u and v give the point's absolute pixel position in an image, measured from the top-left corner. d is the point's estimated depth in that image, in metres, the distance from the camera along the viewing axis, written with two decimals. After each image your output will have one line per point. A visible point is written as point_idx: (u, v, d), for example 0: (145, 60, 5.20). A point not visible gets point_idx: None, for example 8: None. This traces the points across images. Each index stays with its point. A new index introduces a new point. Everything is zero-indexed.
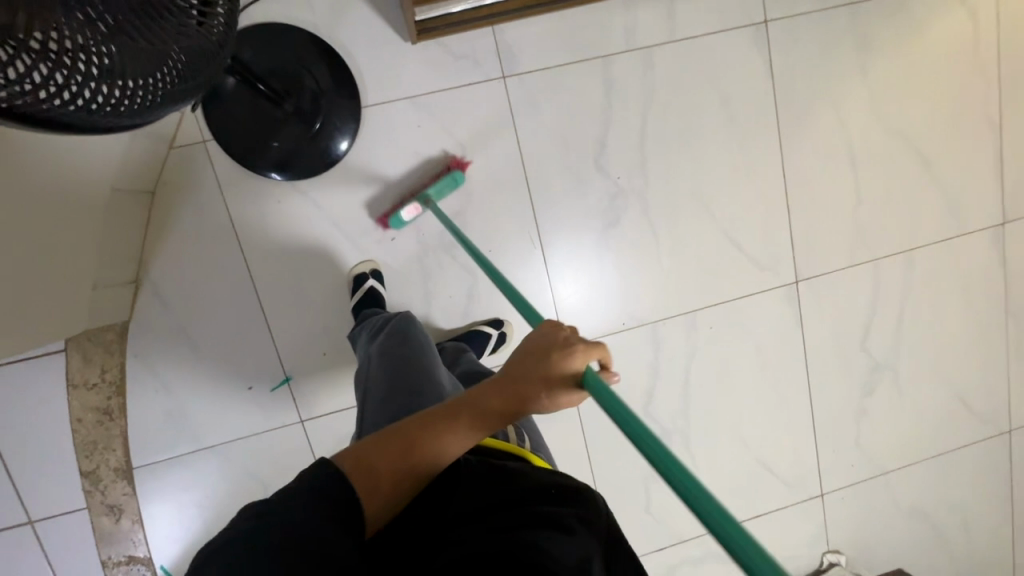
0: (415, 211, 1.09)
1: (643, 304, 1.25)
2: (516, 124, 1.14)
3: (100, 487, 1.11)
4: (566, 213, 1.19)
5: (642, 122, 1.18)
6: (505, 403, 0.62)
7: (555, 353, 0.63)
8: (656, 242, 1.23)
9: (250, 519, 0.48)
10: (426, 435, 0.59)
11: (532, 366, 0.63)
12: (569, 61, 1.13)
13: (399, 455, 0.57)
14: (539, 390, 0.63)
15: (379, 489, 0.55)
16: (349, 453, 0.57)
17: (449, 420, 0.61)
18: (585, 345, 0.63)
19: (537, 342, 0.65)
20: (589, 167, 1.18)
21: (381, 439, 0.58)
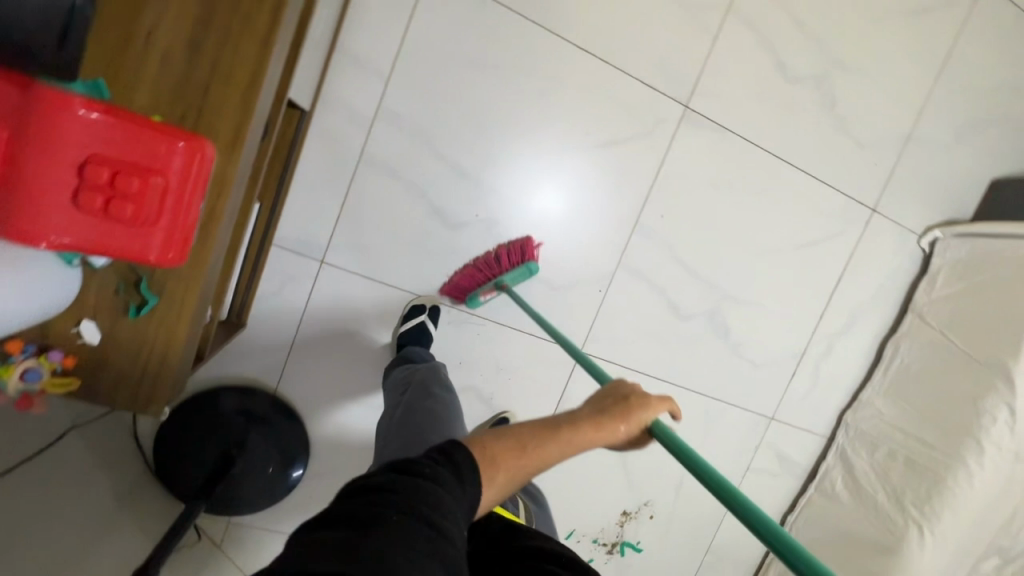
0: (491, 296, 1.15)
1: (596, 263, 1.21)
2: (371, 276, 1.11)
3: None
4: (474, 280, 1.15)
5: (443, 159, 1.09)
6: (595, 429, 0.71)
7: (639, 402, 0.75)
8: (542, 200, 1.16)
9: (385, 502, 0.51)
10: (535, 443, 0.68)
11: (615, 410, 0.74)
12: (345, 193, 1.05)
13: (513, 458, 0.65)
14: (615, 430, 0.73)
15: (496, 480, 0.63)
16: (481, 449, 0.65)
17: (547, 438, 0.69)
18: (658, 398, 0.78)
19: (617, 391, 0.77)
20: (452, 234, 1.13)
21: (501, 441, 0.66)
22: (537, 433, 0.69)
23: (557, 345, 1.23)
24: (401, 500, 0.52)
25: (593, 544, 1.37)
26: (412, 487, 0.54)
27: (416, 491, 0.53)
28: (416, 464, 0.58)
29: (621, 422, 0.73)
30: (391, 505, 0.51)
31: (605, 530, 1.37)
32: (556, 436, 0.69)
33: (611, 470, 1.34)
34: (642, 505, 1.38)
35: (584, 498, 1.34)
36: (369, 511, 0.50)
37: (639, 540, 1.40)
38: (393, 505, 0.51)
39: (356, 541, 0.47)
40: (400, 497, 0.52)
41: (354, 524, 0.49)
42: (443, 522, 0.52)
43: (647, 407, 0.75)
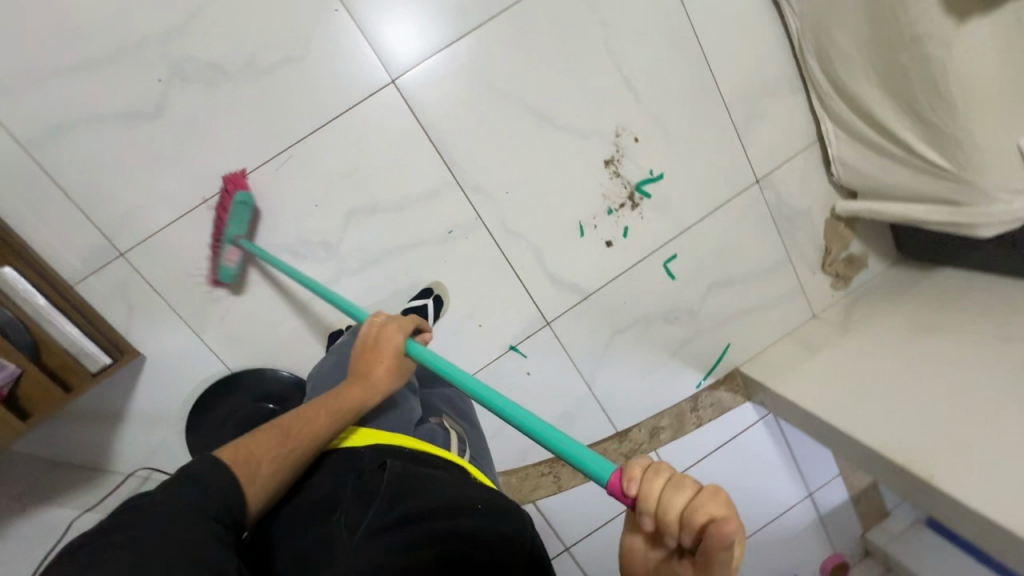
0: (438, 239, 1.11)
1: (334, 7, 0.97)
2: (166, 222, 1.00)
3: (632, 445, 1.34)
4: (235, 131, 0.98)
5: (74, 70, 0.91)
6: (359, 384, 0.73)
7: (382, 335, 0.76)
8: (411, 26, 1.01)
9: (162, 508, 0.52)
10: (287, 427, 0.67)
11: (366, 359, 0.76)
12: (60, 187, 0.95)
13: (274, 446, 0.64)
14: (382, 374, 0.74)
15: (258, 471, 0.62)
16: (227, 455, 0.62)
17: (300, 423, 0.67)
18: (395, 323, 0.77)
19: (367, 340, 0.77)
20: (168, 119, 0.96)
21: (255, 433, 0.65)
22: (295, 421, 0.67)
23: (366, 98, 1.02)
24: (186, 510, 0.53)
25: (612, 216, 1.18)
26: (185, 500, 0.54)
27: (180, 500, 0.54)
28: (172, 484, 0.56)
29: (378, 365, 0.75)
30: (122, 533, 0.49)
31: (609, 192, 1.17)
32: (301, 421, 0.67)
33: (552, 143, 1.12)
34: (617, 138, 1.15)
35: (558, 189, 1.14)
36: (99, 545, 0.48)
37: (650, 168, 1.18)
38: (132, 529, 0.49)
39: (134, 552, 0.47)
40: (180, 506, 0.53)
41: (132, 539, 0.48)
42: (190, 528, 0.51)
43: (394, 335, 0.76)
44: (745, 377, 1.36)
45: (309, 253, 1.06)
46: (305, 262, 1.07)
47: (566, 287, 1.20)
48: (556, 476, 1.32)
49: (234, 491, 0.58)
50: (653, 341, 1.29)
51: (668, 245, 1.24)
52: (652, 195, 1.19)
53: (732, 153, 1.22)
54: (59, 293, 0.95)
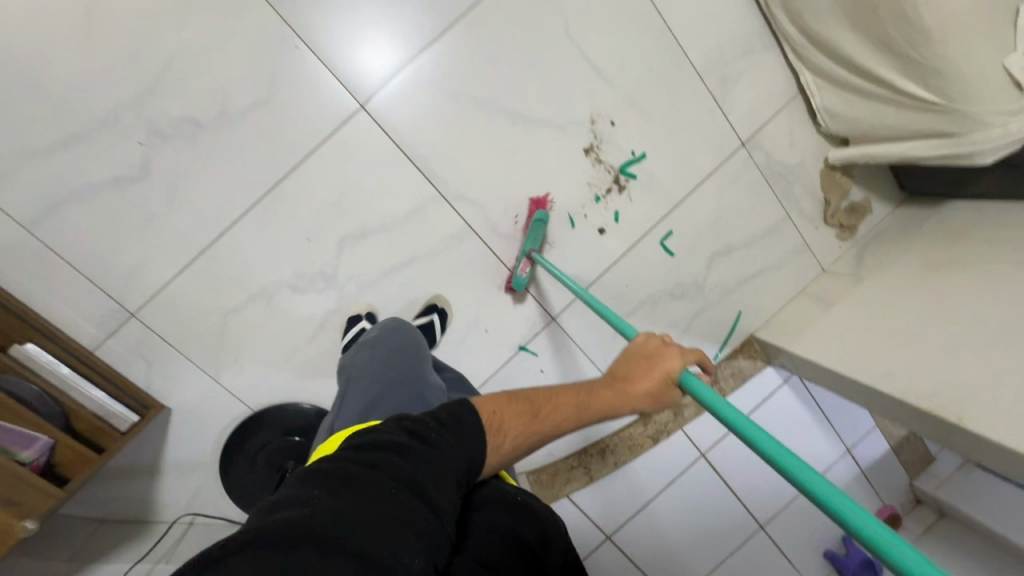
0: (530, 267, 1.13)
1: (294, 43, 0.99)
2: (169, 277, 1.03)
3: (656, 427, 1.35)
4: (218, 180, 1.01)
5: (61, 147, 0.94)
6: (614, 386, 0.67)
7: (659, 354, 0.69)
8: (377, 34, 1.02)
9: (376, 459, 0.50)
10: (540, 401, 0.65)
11: (637, 367, 0.69)
12: (65, 260, 0.98)
13: (519, 420, 0.62)
14: (642, 390, 0.67)
15: (506, 441, 0.60)
16: (484, 403, 0.62)
17: (555, 403, 0.65)
18: (676, 349, 0.69)
19: (649, 347, 0.70)
20: (155, 179, 0.98)
21: (520, 396, 0.64)
22: (550, 399, 0.66)
23: (341, 128, 1.04)
24: (402, 467, 0.50)
25: (601, 203, 1.18)
26: (396, 457, 0.51)
27: (387, 455, 0.50)
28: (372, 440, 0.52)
29: (643, 379, 0.67)
30: (395, 474, 0.49)
31: (593, 180, 1.16)
32: (551, 403, 0.65)
33: (529, 140, 1.12)
34: (593, 125, 1.14)
35: (542, 184, 1.14)
36: (384, 470, 0.48)
37: (631, 149, 1.17)
38: (408, 476, 0.49)
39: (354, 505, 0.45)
40: (397, 461, 0.50)
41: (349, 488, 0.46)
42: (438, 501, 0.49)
43: (667, 362, 0.68)
44: (762, 343, 1.34)
45: (309, 286, 1.09)
46: (307, 295, 1.09)
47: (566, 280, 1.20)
48: (583, 467, 1.33)
49: (472, 448, 0.56)
50: (662, 322, 1.28)
51: (662, 223, 1.23)
52: (637, 176, 1.19)
53: (714, 120, 1.20)
54: (81, 361, 0.99)
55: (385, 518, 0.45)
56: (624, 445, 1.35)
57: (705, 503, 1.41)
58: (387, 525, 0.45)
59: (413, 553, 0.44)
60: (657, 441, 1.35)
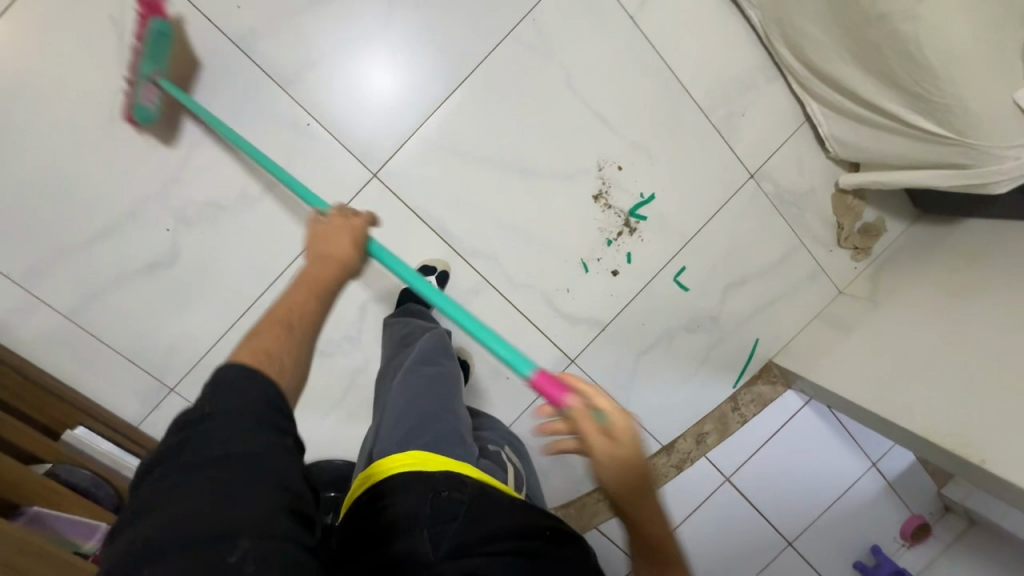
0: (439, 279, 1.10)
1: (307, 122, 1.02)
2: (203, 352, 1.08)
3: (678, 456, 1.37)
4: (244, 257, 1.05)
5: (95, 240, 0.99)
6: (326, 261, 0.78)
7: (337, 223, 0.83)
8: (395, 80, 1.04)
9: (185, 451, 0.49)
10: (273, 318, 0.66)
11: (331, 236, 0.82)
12: (106, 344, 1.04)
13: (282, 338, 0.63)
14: (348, 246, 0.81)
15: (283, 364, 0.60)
16: (240, 354, 0.59)
17: (302, 298, 0.70)
18: (346, 215, 0.86)
19: (324, 223, 0.83)
20: (183, 262, 1.03)
21: (255, 335, 0.62)
22: (283, 315, 0.66)
23: (355, 197, 1.07)
24: (217, 446, 0.49)
25: (612, 247, 1.20)
26: (207, 439, 0.49)
27: (197, 444, 0.49)
28: (173, 439, 0.51)
29: (349, 237, 0.82)
30: (198, 455, 0.48)
31: (604, 225, 1.18)
32: (285, 311, 0.67)
33: (538, 191, 1.14)
34: (601, 171, 1.16)
35: (554, 233, 1.16)
36: (181, 469, 0.48)
37: (640, 191, 1.18)
38: (209, 453, 0.48)
39: (185, 505, 0.46)
40: (208, 445, 0.49)
41: (171, 494, 0.46)
42: (254, 445, 0.49)
43: (354, 221, 0.85)
44: (782, 368, 1.35)
45: (335, 349, 1.13)
46: (334, 358, 1.13)
47: (583, 323, 1.22)
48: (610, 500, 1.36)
49: (264, 392, 0.54)
50: (680, 354, 1.30)
51: (676, 259, 1.24)
52: (648, 217, 1.20)
53: (721, 156, 1.21)
54: (128, 438, 1.04)
55: (206, 504, 0.46)
56: (649, 475, 1.37)
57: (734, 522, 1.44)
58: (225, 501, 0.46)
59: (254, 504, 0.47)
60: (682, 470, 1.37)
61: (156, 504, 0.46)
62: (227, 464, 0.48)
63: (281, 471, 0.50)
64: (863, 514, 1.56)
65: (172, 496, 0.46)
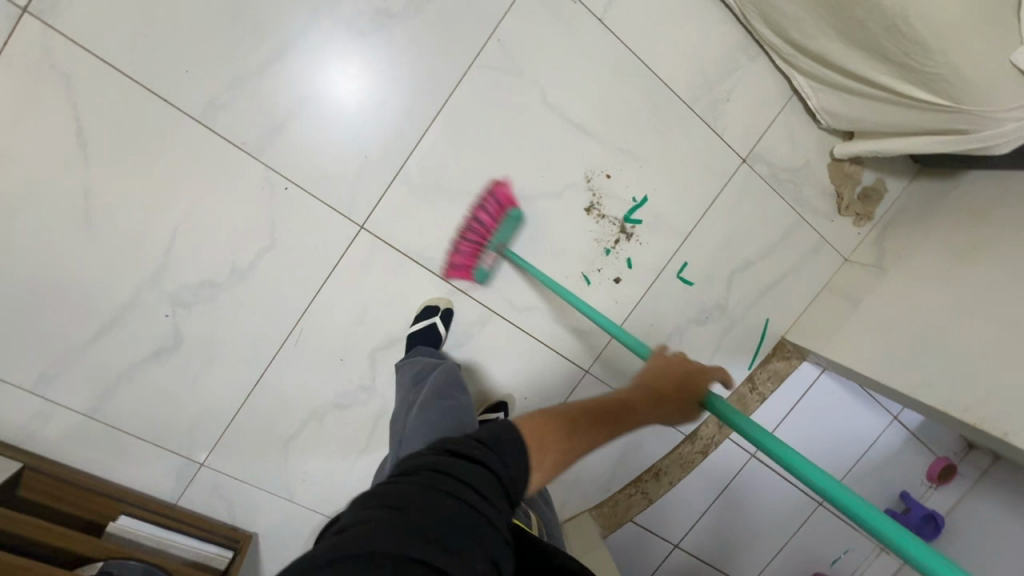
0: (495, 259, 1.12)
1: (284, 185, 1.00)
2: (225, 425, 1.09)
3: (699, 441, 1.40)
4: (247, 329, 1.04)
5: (95, 338, 0.98)
6: (647, 398, 0.78)
7: (689, 371, 0.83)
8: (363, 92, 0.99)
9: (446, 479, 0.55)
10: (573, 411, 0.69)
11: (667, 382, 0.81)
12: (128, 434, 1.04)
13: (562, 438, 0.65)
14: (672, 396, 0.80)
15: (546, 459, 0.62)
16: (524, 423, 0.64)
17: (592, 412, 0.70)
18: (697, 367, 0.84)
19: (661, 366, 0.84)
20: (188, 344, 1.02)
21: (545, 415, 0.66)
22: (573, 417, 0.68)
23: (347, 250, 1.05)
24: (473, 488, 0.55)
25: (612, 255, 1.18)
26: (469, 473, 0.56)
27: (460, 473, 0.56)
28: (441, 457, 0.58)
29: (668, 395, 0.80)
30: (453, 491, 0.54)
31: (599, 235, 1.16)
32: (579, 409, 0.70)
33: (528, 214, 1.12)
34: (589, 182, 1.13)
35: (551, 253, 1.15)
36: (434, 486, 0.54)
37: (632, 196, 1.16)
38: (459, 479, 0.55)
39: (432, 518, 0.51)
40: (465, 483, 0.55)
41: (419, 503, 0.52)
42: (491, 513, 0.55)
43: (692, 376, 0.82)
44: (795, 344, 1.35)
45: (353, 400, 1.13)
46: (353, 408, 1.14)
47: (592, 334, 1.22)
48: (640, 493, 1.40)
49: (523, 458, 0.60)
50: (693, 347, 1.30)
51: (676, 256, 1.22)
52: (642, 220, 1.18)
53: (709, 145, 1.17)
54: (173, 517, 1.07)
55: (439, 526, 0.50)
56: (673, 464, 1.40)
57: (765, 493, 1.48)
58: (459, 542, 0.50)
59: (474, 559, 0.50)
60: (707, 454, 1.40)
61: (412, 499, 0.52)
62: (472, 513, 0.53)
63: (495, 550, 0.53)
64: (888, 465, 1.60)
65: (427, 506, 0.52)
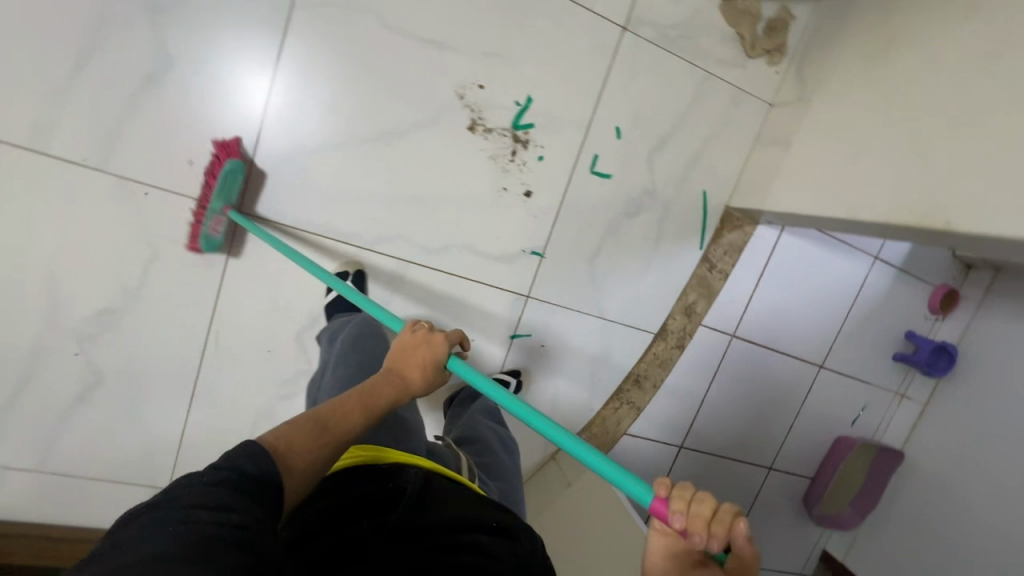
0: (219, 222, 0.95)
1: (143, 191, 0.95)
2: (177, 445, 1.07)
3: (674, 337, 1.33)
4: (163, 346, 1.02)
5: (14, 395, 0.97)
6: (396, 385, 0.75)
7: (420, 343, 0.80)
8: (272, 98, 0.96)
9: (167, 510, 0.45)
10: (332, 411, 0.66)
11: (409, 356, 0.79)
12: (85, 478, 1.04)
13: (313, 435, 0.61)
14: (417, 376, 0.77)
15: (296, 457, 0.58)
16: (269, 437, 0.58)
17: (350, 406, 0.68)
18: (433, 334, 0.81)
19: (407, 339, 0.81)
20: (109, 375, 1.01)
21: (295, 421, 0.62)
22: (321, 412, 0.65)
23: (232, 241, 1.00)
24: (212, 502, 0.47)
25: (513, 169, 1.11)
26: (201, 496, 0.47)
27: (193, 495, 0.47)
28: (165, 496, 0.47)
29: (413, 369, 0.78)
30: (182, 514, 0.45)
31: (492, 152, 1.09)
32: (335, 410, 0.66)
33: (410, 150, 1.05)
34: (464, 99, 1.05)
35: (447, 185, 1.08)
36: (157, 523, 0.44)
37: (514, 100, 1.07)
38: (192, 502, 0.46)
39: (154, 552, 0.41)
40: (203, 505, 0.46)
41: (141, 545, 0.41)
42: (247, 510, 0.48)
43: (430, 337, 0.81)
44: (741, 210, 1.26)
45: (294, 388, 1.11)
46: (298, 397, 1.12)
47: (520, 257, 1.16)
48: (627, 404, 1.34)
49: (266, 463, 0.54)
50: (633, 242, 1.23)
51: (584, 152, 1.14)
52: (534, 123, 1.10)
53: (582, 21, 1.07)
54: None
55: (165, 552, 0.41)
56: (653, 367, 1.34)
57: (755, 368, 1.44)
58: (205, 548, 0.42)
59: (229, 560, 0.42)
60: (684, 348, 1.34)
61: (131, 546, 0.42)
62: (219, 524, 0.45)
63: (263, 540, 0.46)
64: (885, 309, 1.50)
65: (146, 546, 0.41)
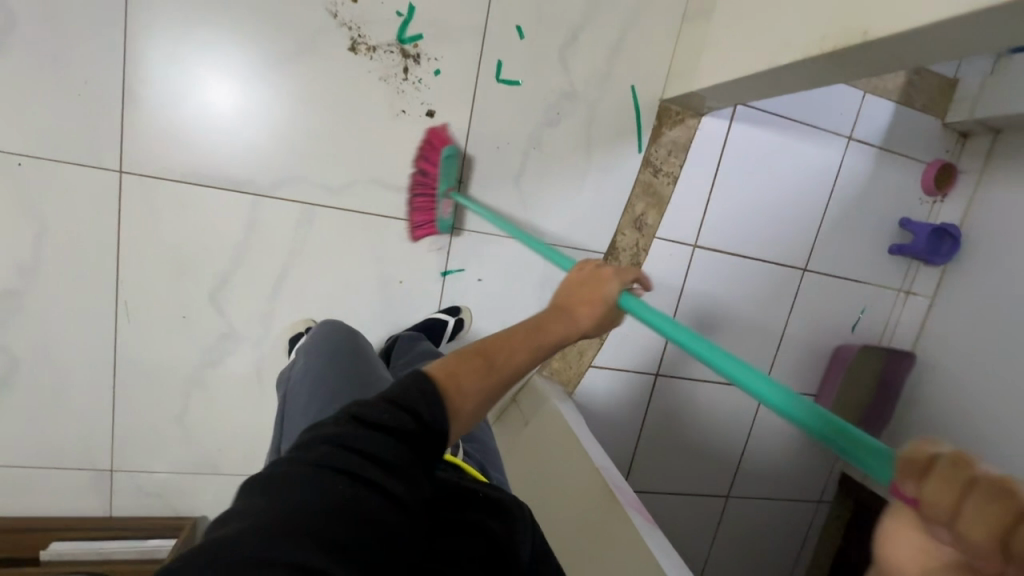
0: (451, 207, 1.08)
1: (16, 162, 0.91)
2: (109, 426, 1.05)
3: (627, 255, 1.22)
4: (75, 323, 0.99)
5: None
6: (564, 319, 0.67)
7: (595, 278, 0.70)
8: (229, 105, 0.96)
9: (333, 454, 0.46)
10: (496, 343, 0.60)
11: (577, 293, 0.70)
12: (23, 468, 1.03)
13: (480, 374, 0.56)
14: (587, 316, 0.68)
15: (463, 399, 0.54)
16: (434, 369, 0.55)
17: (517, 341, 0.61)
18: (611, 272, 0.70)
19: (580, 275, 0.72)
20: (24, 361, 0.98)
21: (462, 355, 0.58)
22: (487, 345, 0.59)
23: (122, 204, 0.96)
24: (372, 461, 0.46)
25: (409, 88, 1.02)
26: (364, 444, 0.47)
27: (363, 442, 0.47)
28: (348, 427, 0.48)
29: (586, 308, 0.68)
30: (355, 466, 0.46)
31: (382, 73, 1.00)
32: (503, 343, 0.60)
33: (291, 82, 0.97)
34: (339, 17, 0.97)
35: (339, 114, 1.01)
36: (320, 467, 0.45)
37: (395, 12, 0.98)
38: (361, 449, 0.47)
39: (320, 504, 0.42)
40: (367, 461, 0.46)
41: (308, 491, 0.43)
42: (393, 479, 0.47)
43: (607, 279, 0.70)
44: (678, 102, 1.14)
45: (220, 353, 1.06)
46: (226, 362, 1.07)
47: None
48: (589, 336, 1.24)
49: (438, 407, 0.52)
50: (561, 154, 1.13)
51: (486, 60, 1.04)
52: (422, 34, 1.00)
53: None
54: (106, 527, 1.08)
55: (331, 509, 0.42)
56: None
57: (729, 280, 1.32)
58: (358, 518, 0.43)
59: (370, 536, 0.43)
60: (640, 267, 1.23)
61: (297, 488, 0.43)
62: (371, 493, 0.45)
63: (398, 518, 0.46)
64: (871, 197, 1.35)
65: (311, 493, 0.43)
